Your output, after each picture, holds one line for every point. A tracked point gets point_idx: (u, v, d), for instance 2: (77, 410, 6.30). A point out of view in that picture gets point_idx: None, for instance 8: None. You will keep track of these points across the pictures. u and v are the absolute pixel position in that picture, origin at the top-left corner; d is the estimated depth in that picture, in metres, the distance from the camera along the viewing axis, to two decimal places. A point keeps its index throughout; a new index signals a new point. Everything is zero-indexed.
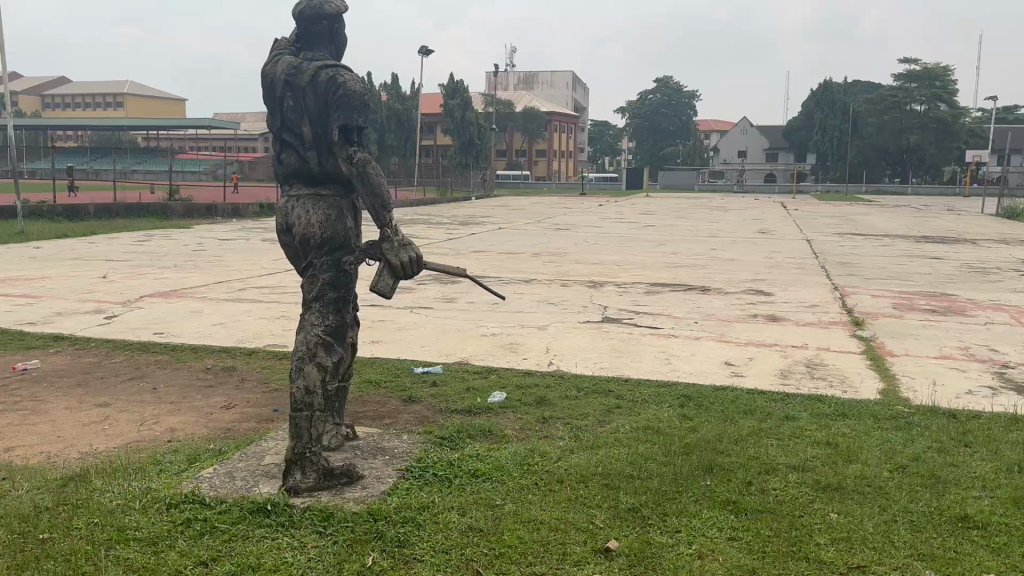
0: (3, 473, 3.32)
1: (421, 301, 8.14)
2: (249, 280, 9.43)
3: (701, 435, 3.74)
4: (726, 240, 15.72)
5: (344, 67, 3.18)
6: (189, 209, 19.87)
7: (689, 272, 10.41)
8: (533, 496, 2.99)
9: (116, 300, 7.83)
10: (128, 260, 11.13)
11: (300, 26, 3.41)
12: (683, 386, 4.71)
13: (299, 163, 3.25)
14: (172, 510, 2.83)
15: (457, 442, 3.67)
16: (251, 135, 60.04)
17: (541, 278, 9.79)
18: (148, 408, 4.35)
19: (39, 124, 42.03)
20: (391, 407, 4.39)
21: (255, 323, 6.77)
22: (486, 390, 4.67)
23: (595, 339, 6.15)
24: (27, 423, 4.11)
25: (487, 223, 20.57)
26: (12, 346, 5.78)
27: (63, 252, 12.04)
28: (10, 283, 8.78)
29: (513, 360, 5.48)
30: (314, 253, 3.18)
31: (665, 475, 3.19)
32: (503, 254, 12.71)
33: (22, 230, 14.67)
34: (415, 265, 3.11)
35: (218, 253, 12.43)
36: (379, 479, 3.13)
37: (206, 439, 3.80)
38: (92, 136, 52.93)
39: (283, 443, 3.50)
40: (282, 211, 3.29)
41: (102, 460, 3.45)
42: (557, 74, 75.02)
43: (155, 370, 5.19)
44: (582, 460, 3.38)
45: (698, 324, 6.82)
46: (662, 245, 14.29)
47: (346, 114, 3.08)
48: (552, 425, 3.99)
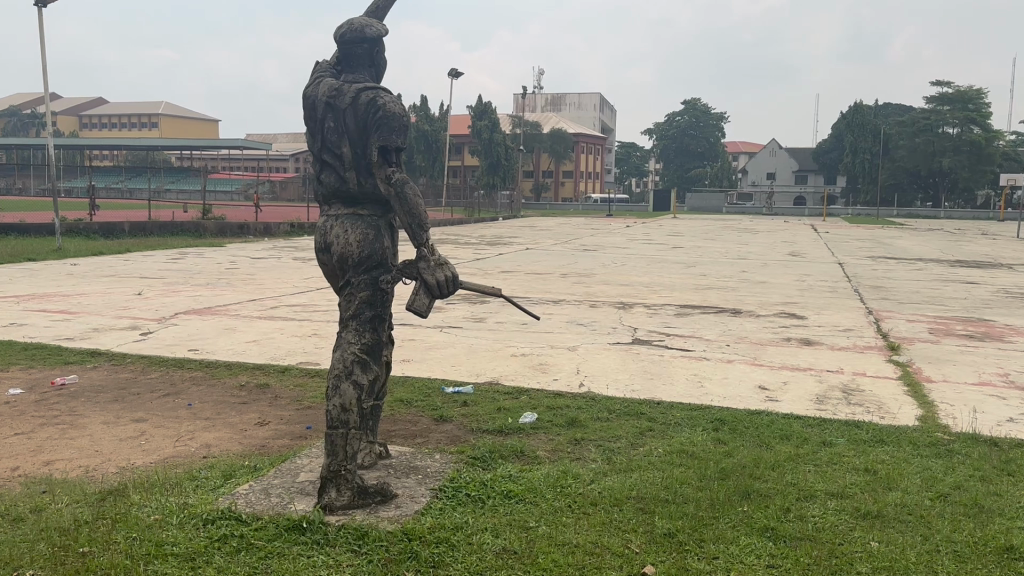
0: (43, 487, 3.36)
1: (450, 320, 8.16)
2: (280, 297, 9.53)
3: (738, 460, 3.70)
4: (756, 262, 15.60)
5: (384, 88, 3.21)
6: (221, 227, 20.17)
7: (719, 294, 10.36)
8: (567, 519, 2.96)
9: (151, 316, 7.94)
10: (163, 278, 11.31)
11: (341, 48, 3.46)
12: (716, 410, 4.66)
13: (338, 182, 3.28)
14: (209, 526, 2.84)
15: (490, 463, 3.66)
16: (282, 156, 61.01)
17: (571, 299, 9.79)
18: (184, 424, 4.39)
19: (77, 144, 43.07)
20: (423, 426, 4.39)
21: (288, 340, 6.83)
22: (517, 410, 4.66)
23: (626, 361, 6.12)
24: (66, 436, 4.18)
25: (515, 244, 20.63)
26: (51, 361, 5.88)
27: (100, 268, 12.29)
28: (48, 299, 8.95)
29: (544, 381, 5.47)
30: (351, 272, 3.20)
31: (701, 500, 3.16)
32: (531, 274, 12.73)
33: (59, 246, 14.98)
34: (451, 285, 3.12)
35: (250, 271, 12.60)
36: (412, 498, 3.12)
37: (242, 455, 3.83)
38: (128, 157, 54.15)
39: (317, 461, 3.51)
40: (321, 230, 3.32)
41: (140, 475, 3.49)
42: (584, 96, 75.22)
43: (190, 386, 5.25)
44: (616, 483, 3.35)
45: (731, 347, 6.76)
46: (690, 267, 14.24)
47: (385, 135, 3.12)
48: (585, 447, 3.96)
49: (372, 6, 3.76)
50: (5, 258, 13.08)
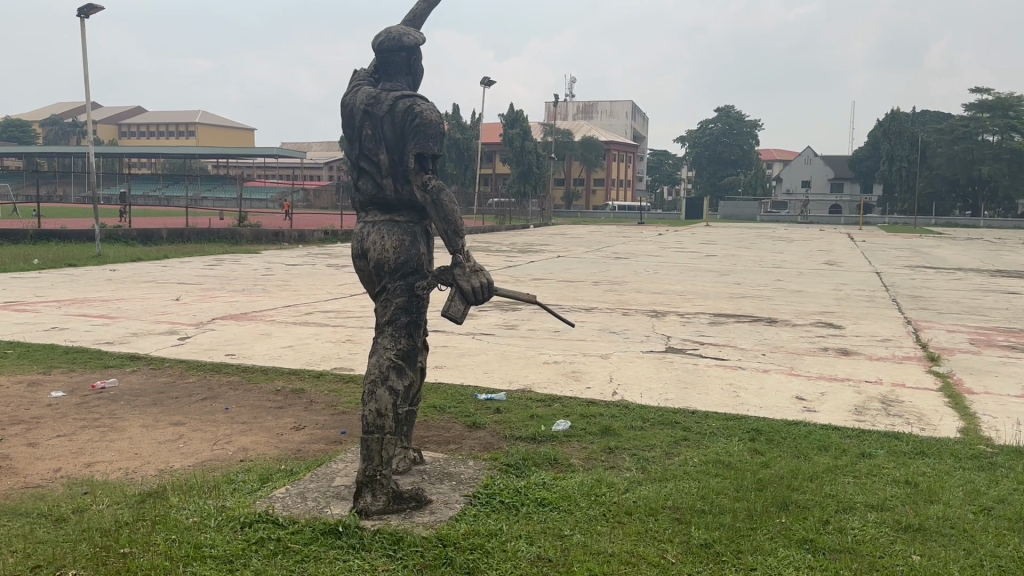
0: (85, 488, 3.42)
1: (483, 327, 8.17)
2: (315, 303, 9.63)
3: (776, 471, 3.65)
4: (791, 270, 15.43)
5: (421, 96, 3.24)
6: (257, 234, 20.38)
7: (754, 303, 10.26)
8: (602, 528, 2.95)
9: (189, 321, 8.05)
10: (200, 283, 11.46)
11: (379, 56, 3.49)
12: (753, 420, 4.61)
13: (376, 190, 3.31)
14: (246, 529, 2.87)
15: (524, 470, 3.65)
16: (315, 164, 61.73)
17: (603, 307, 9.76)
18: (221, 427, 4.45)
19: (117, 152, 43.97)
20: (456, 432, 4.40)
21: (323, 346, 6.88)
22: (550, 417, 4.65)
23: (659, 369, 6.07)
24: (106, 438, 4.26)
25: (546, 251, 20.61)
26: (91, 365, 5.99)
27: (139, 274, 12.51)
28: (89, 304, 9.12)
29: (577, 388, 5.45)
30: (387, 277, 3.22)
31: (739, 511, 3.12)
32: (563, 282, 12.72)
33: (99, 252, 15.25)
34: (486, 291, 3.13)
35: (285, 277, 12.74)
36: (446, 504, 3.12)
37: (278, 459, 3.86)
38: (165, 165, 55.12)
39: (352, 466, 3.53)
40: (358, 236, 3.35)
41: (178, 477, 3.53)
42: (615, 104, 75.08)
43: (228, 390, 5.31)
44: (651, 492, 3.33)
45: (767, 356, 6.68)
46: (724, 275, 14.13)
47: (422, 143, 3.14)
48: (619, 456, 3.94)
49: (408, 16, 3.80)
50: (47, 264, 13.35)
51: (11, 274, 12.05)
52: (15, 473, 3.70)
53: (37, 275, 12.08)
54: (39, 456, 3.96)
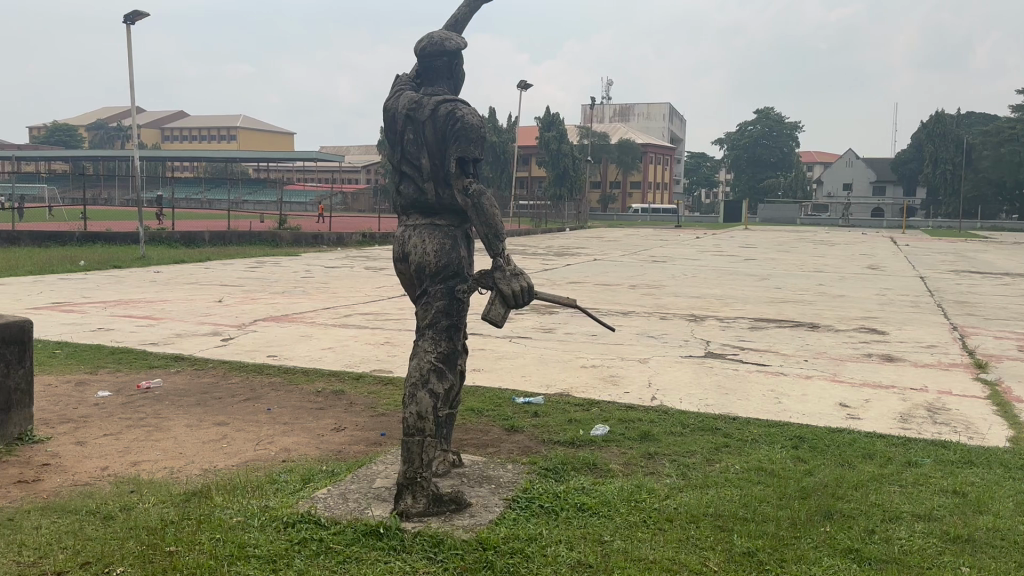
0: (131, 486, 3.49)
1: (521, 330, 8.17)
2: (354, 306, 9.72)
3: (819, 479, 3.60)
4: (832, 274, 15.21)
5: (462, 101, 3.25)
6: (296, 236, 20.62)
7: (795, 308, 10.12)
8: (643, 534, 2.93)
9: (231, 322, 8.18)
10: (241, 285, 11.63)
11: (422, 61, 3.52)
12: (795, 427, 4.55)
13: (417, 194, 3.33)
14: (290, 529, 2.91)
15: (563, 474, 3.65)
16: (353, 167, 62.40)
17: (641, 310, 9.71)
18: (263, 428, 4.51)
19: (160, 156, 44.88)
20: (494, 435, 4.41)
21: (361, 348, 6.94)
22: (589, 422, 4.64)
23: (699, 375, 6.02)
24: (152, 437, 4.34)
25: (582, 254, 20.50)
26: (137, 365, 6.13)
27: (182, 276, 12.75)
28: (134, 305, 9.31)
29: (616, 393, 5.42)
30: (428, 281, 3.24)
31: (782, 520, 3.08)
32: (600, 285, 12.67)
33: (143, 254, 15.58)
34: (527, 295, 3.13)
35: (324, 279, 12.88)
36: (486, 508, 3.13)
37: (319, 460, 3.91)
38: (207, 168, 56.13)
39: (392, 467, 3.56)
40: (399, 240, 3.37)
41: (222, 477, 3.58)
42: (653, 105, 74.59)
43: (270, 391, 5.38)
44: (693, 499, 3.29)
45: (809, 362, 6.59)
46: (764, 280, 13.96)
47: (464, 147, 3.16)
48: (659, 462, 3.91)
49: (450, 21, 3.82)
50: (93, 265, 13.65)
51: (59, 275, 12.34)
52: (64, 470, 3.79)
53: (84, 277, 12.35)
54: (87, 454, 4.05)
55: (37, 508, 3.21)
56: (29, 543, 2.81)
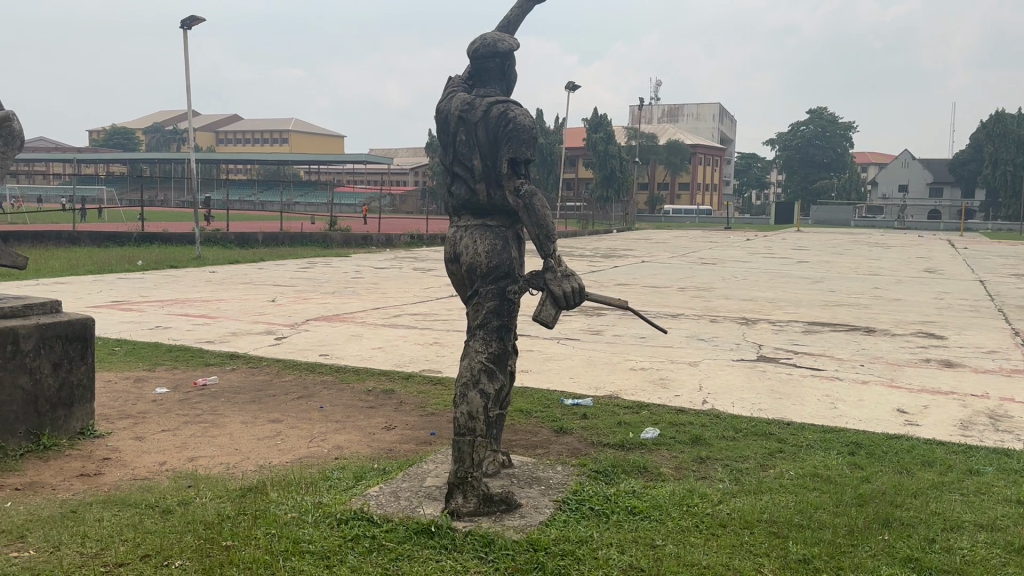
0: (189, 481, 3.57)
1: (570, 332, 8.16)
2: (404, 306, 9.79)
3: (876, 486, 3.52)
4: (888, 278, 14.87)
5: (514, 101, 3.26)
6: (346, 237, 20.87)
7: (850, 311, 9.92)
8: (695, 539, 2.90)
9: (284, 322, 8.31)
10: (294, 285, 11.83)
11: (474, 63, 3.54)
12: (852, 433, 4.46)
13: (469, 194, 3.35)
14: (343, 525, 2.95)
15: (613, 477, 3.63)
16: (402, 169, 63.02)
17: (691, 313, 9.60)
18: (316, 426, 4.57)
19: (214, 159, 45.87)
20: (543, 437, 4.41)
21: (411, 348, 7.01)
22: (639, 424, 4.60)
23: (752, 379, 5.93)
24: (208, 433, 4.44)
25: (630, 256, 20.38)
26: (194, 362, 6.26)
27: (236, 276, 13.00)
28: (191, 304, 9.51)
29: (666, 397, 5.36)
30: (480, 282, 3.25)
31: (838, 527, 3.02)
32: (649, 288, 12.58)
33: (199, 254, 15.93)
34: (578, 295, 3.12)
35: (374, 280, 13.03)
36: (536, 508, 3.13)
37: (371, 458, 3.95)
38: (259, 171, 57.18)
39: (443, 466, 3.58)
40: (451, 240, 3.39)
41: (277, 473, 3.65)
42: (702, 106, 73.86)
43: (321, 389, 5.45)
44: (746, 505, 3.25)
45: (865, 367, 6.45)
46: (818, 283, 13.69)
47: (515, 147, 3.17)
48: (711, 466, 3.87)
49: (503, 22, 3.85)
50: (151, 265, 14.00)
51: (118, 275, 12.67)
52: (124, 465, 3.90)
53: (141, 276, 12.66)
54: (145, 449, 4.16)
55: (99, 501, 3.31)
56: (92, 535, 2.89)
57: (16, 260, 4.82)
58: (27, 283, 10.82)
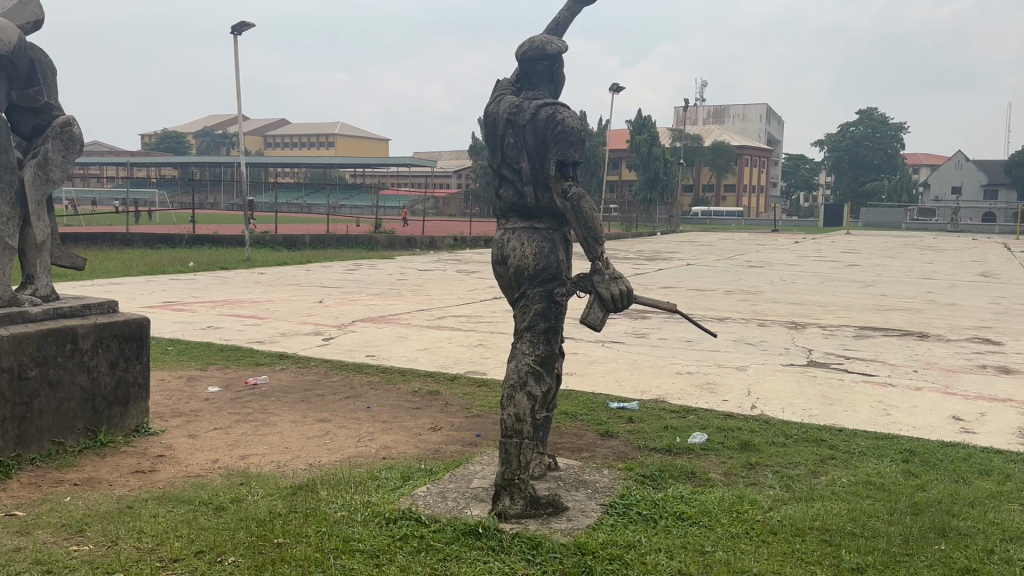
0: (241, 479, 3.64)
1: (615, 335, 8.13)
2: (449, 308, 9.85)
3: (931, 495, 3.44)
4: (942, 282, 14.53)
5: (563, 104, 3.26)
6: (392, 240, 21.05)
7: (902, 316, 9.72)
8: (746, 546, 2.86)
9: (331, 323, 8.42)
10: (341, 287, 11.96)
11: (523, 66, 3.55)
12: (906, 440, 4.37)
13: (516, 197, 3.36)
14: (392, 525, 2.97)
15: (661, 482, 3.60)
16: (445, 172, 63.44)
17: (738, 317, 9.49)
18: (364, 425, 4.62)
19: (262, 162, 46.64)
20: (589, 440, 4.39)
21: (457, 349, 7.05)
22: (686, 429, 4.57)
23: (801, 384, 5.84)
24: (259, 432, 4.52)
25: (675, 259, 20.19)
26: (245, 362, 6.38)
27: (284, 277, 13.21)
28: (241, 305, 9.68)
29: (714, 401, 5.31)
30: (527, 284, 3.26)
31: (893, 535, 2.96)
32: (694, 291, 12.47)
33: (248, 256, 16.21)
34: (626, 299, 3.10)
35: (419, 282, 13.14)
36: (583, 512, 3.12)
37: (418, 458, 3.98)
38: (306, 174, 58.01)
39: (489, 468, 3.59)
40: (498, 243, 3.40)
41: (326, 472, 3.70)
42: (749, 107, 73.02)
43: (368, 390, 5.51)
44: (797, 512, 3.20)
45: (919, 373, 6.31)
46: (869, 287, 13.42)
47: (563, 149, 3.17)
48: (761, 473, 3.82)
49: (550, 25, 3.85)
50: (202, 266, 14.31)
51: (171, 276, 12.96)
52: (178, 462, 3.99)
53: (193, 277, 12.94)
54: (198, 447, 4.24)
55: (154, 498, 3.38)
56: (147, 530, 2.96)
57: (74, 262, 4.95)
58: (84, 284, 11.12)
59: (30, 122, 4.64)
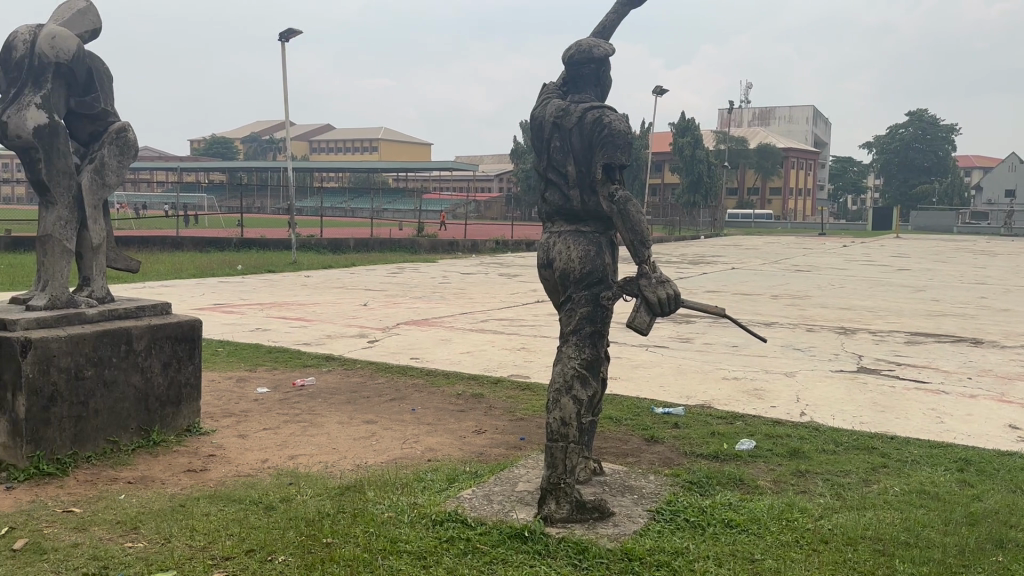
0: (290, 479, 3.69)
1: (659, 339, 8.07)
2: (492, 311, 9.87)
3: (988, 505, 3.35)
4: (996, 287, 14.17)
5: (610, 107, 3.25)
6: (434, 243, 21.16)
7: (955, 321, 9.50)
8: (796, 555, 2.82)
9: (376, 325, 8.50)
10: (385, 290, 12.05)
11: (570, 69, 3.55)
12: (961, 448, 4.26)
13: (562, 201, 3.36)
14: (438, 526, 2.99)
15: (708, 488, 3.56)
16: (487, 176, 63.66)
17: (785, 322, 9.35)
18: (409, 427, 4.66)
19: (308, 167, 47.24)
20: (634, 445, 4.36)
21: (500, 353, 7.05)
22: (733, 435, 4.51)
23: (851, 390, 5.74)
24: (307, 432, 4.58)
25: (720, 262, 19.99)
26: (292, 363, 6.47)
27: (329, 280, 13.35)
28: (287, 308, 9.81)
29: (761, 407, 5.24)
30: (572, 288, 3.26)
31: (948, 546, 2.89)
32: (740, 295, 12.32)
33: (294, 259, 16.42)
34: (673, 302, 3.07)
35: (461, 285, 13.17)
36: (629, 518, 3.10)
37: (462, 461, 3.99)
38: (350, 179, 58.64)
39: (534, 471, 3.59)
40: (544, 246, 3.41)
41: (373, 473, 3.73)
42: (795, 109, 72.01)
43: (413, 392, 5.54)
44: (848, 521, 3.14)
45: (973, 379, 6.16)
46: (920, 292, 13.12)
47: (610, 153, 3.16)
48: (810, 480, 3.76)
49: (597, 28, 3.85)
50: (250, 270, 14.56)
51: (219, 279, 13.19)
52: (229, 462, 4.06)
53: (241, 280, 13.15)
54: (248, 447, 4.31)
55: (206, 496, 3.45)
56: (199, 528, 3.02)
57: (128, 265, 5.08)
58: (135, 287, 11.37)
59: (87, 128, 4.78)
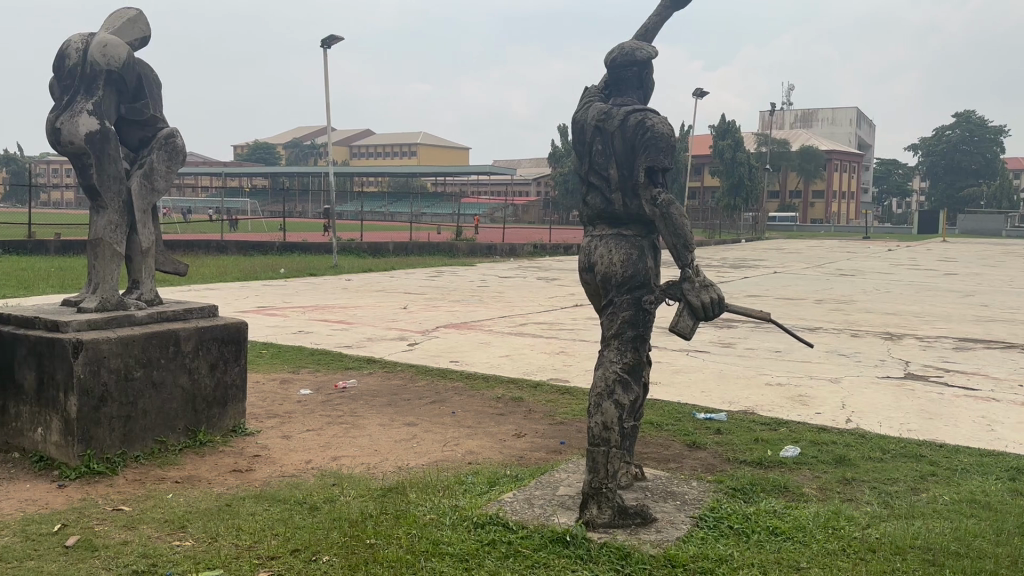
0: (331, 479, 3.73)
1: (700, 343, 7.99)
2: (531, 315, 9.86)
3: None
4: None
5: (652, 111, 3.22)
6: (472, 247, 21.21)
7: (1004, 327, 9.27)
8: (843, 563, 2.78)
9: (416, 328, 8.55)
10: (424, 294, 12.12)
11: (612, 72, 3.54)
12: (1013, 457, 4.16)
13: (604, 204, 3.35)
14: (481, 529, 3.00)
15: (752, 495, 3.52)
16: (525, 180, 63.70)
17: (828, 327, 9.21)
18: (449, 430, 4.68)
19: (347, 172, 47.69)
20: (675, 450, 4.33)
21: (539, 356, 7.06)
22: (777, 442, 4.46)
23: (898, 397, 5.63)
24: (349, 433, 4.62)
25: (761, 266, 19.75)
26: (334, 366, 6.53)
27: (369, 284, 13.47)
28: (329, 311, 9.91)
29: (806, 414, 5.16)
30: (614, 291, 3.24)
31: (1001, 558, 2.81)
32: (782, 300, 12.16)
33: (335, 263, 16.60)
34: (716, 306, 3.05)
35: (500, 289, 13.19)
36: (672, 524, 3.08)
37: (503, 464, 4.00)
38: (389, 183, 59.11)
39: (575, 475, 3.58)
40: (585, 250, 3.40)
41: (414, 475, 3.76)
42: (838, 110, 70.90)
43: (453, 395, 5.57)
44: (897, 529, 3.08)
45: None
46: (969, 296, 12.81)
47: (653, 156, 3.14)
48: (856, 488, 3.69)
49: (640, 31, 3.83)
50: (292, 272, 14.74)
51: (262, 281, 13.39)
52: (273, 462, 4.12)
53: (283, 283, 13.33)
54: (292, 447, 4.37)
55: (252, 496, 3.50)
56: (245, 528, 3.06)
57: (175, 267, 5.19)
58: (180, 290, 11.57)
59: (137, 134, 4.88)
